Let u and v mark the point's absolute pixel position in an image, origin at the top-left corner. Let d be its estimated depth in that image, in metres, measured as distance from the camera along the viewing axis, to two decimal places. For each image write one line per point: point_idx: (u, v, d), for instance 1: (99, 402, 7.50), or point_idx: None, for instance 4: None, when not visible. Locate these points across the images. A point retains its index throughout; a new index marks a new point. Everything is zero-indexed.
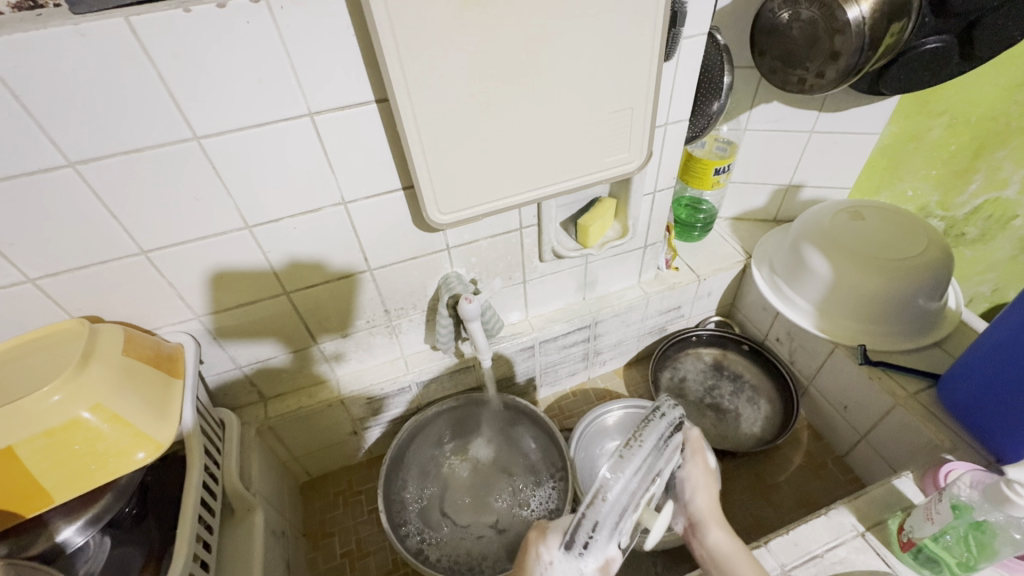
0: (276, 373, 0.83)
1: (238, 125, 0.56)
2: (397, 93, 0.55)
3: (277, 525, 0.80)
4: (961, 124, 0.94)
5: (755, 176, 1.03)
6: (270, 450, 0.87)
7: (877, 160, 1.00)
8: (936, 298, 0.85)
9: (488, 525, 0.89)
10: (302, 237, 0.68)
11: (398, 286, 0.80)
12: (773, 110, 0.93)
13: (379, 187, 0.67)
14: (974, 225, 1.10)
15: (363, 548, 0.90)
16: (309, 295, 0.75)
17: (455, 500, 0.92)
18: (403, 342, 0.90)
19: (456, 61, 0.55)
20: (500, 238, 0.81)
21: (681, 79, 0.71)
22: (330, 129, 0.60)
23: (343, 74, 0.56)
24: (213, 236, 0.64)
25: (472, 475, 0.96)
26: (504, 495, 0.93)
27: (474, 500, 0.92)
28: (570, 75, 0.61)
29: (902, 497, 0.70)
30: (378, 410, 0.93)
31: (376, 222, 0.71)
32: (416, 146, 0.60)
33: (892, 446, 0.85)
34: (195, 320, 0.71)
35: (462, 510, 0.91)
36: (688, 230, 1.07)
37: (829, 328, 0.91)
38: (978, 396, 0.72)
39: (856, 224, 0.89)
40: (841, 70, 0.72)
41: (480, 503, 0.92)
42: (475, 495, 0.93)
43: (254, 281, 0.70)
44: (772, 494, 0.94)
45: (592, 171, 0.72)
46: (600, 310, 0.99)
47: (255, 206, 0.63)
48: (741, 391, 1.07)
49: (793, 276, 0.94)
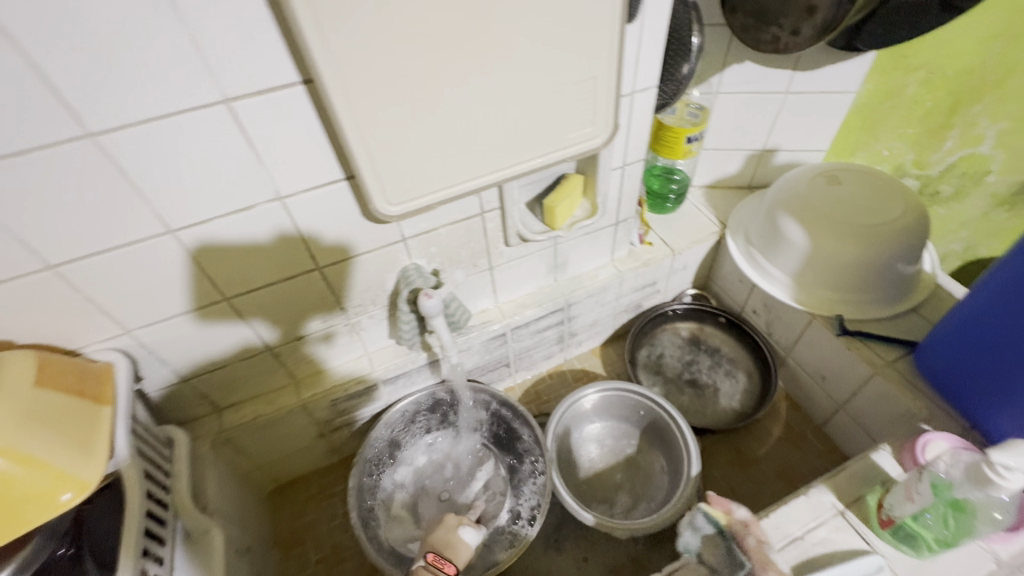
0: (227, 381, 0.77)
1: (139, 117, 0.48)
2: (323, 73, 0.48)
3: (241, 542, 0.76)
4: (937, 78, 0.89)
5: (728, 142, 1.00)
6: (230, 462, 0.82)
7: (851, 119, 0.96)
8: (912, 263, 0.83)
9: (424, 518, 0.88)
10: (233, 238, 0.61)
11: (355, 283, 0.75)
12: (745, 70, 0.89)
13: (318, 179, 0.60)
14: (947, 183, 1.05)
15: (339, 553, 0.88)
16: (255, 299, 0.69)
17: (401, 493, 0.90)
18: (366, 339, 0.84)
19: (388, 32, 0.47)
20: (461, 224, 0.75)
21: (646, 44, 0.65)
22: (252, 116, 0.52)
23: (258, 52, 0.48)
24: (132, 244, 0.56)
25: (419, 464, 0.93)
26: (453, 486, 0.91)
27: (419, 494, 0.90)
28: (520, 43, 0.54)
29: (880, 471, 0.69)
30: (346, 411, 0.89)
31: (319, 216, 0.64)
32: (352, 132, 0.53)
33: (870, 415, 0.84)
34: (126, 335, 0.64)
35: (403, 500, 0.89)
36: (661, 200, 1.04)
37: (804, 298, 0.88)
38: (958, 364, 0.70)
39: (833, 190, 0.85)
40: (816, 26, 0.65)
41: (422, 495, 0.90)
42: (418, 483, 0.91)
43: (189, 289, 0.64)
44: (751, 467, 0.94)
45: (554, 149, 0.66)
46: (572, 292, 0.95)
47: (177, 209, 0.56)
48: (718, 364, 1.05)
49: (768, 246, 0.91)
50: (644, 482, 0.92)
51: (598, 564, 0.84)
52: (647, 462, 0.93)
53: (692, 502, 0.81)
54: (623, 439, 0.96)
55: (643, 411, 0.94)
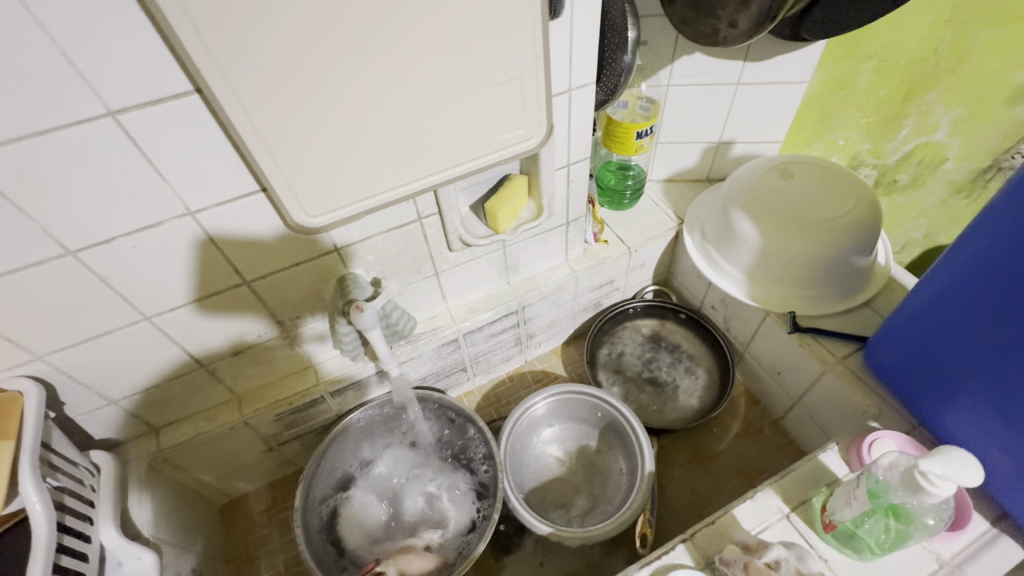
0: (161, 401, 0.74)
1: (11, 136, 0.44)
2: (212, 82, 0.45)
3: (181, 565, 0.74)
4: (890, 67, 0.87)
5: (683, 135, 0.97)
6: (171, 483, 0.79)
7: (805, 110, 0.94)
8: (863, 256, 0.82)
9: (392, 529, 0.86)
10: (144, 257, 0.58)
11: (288, 295, 0.72)
12: (695, 62, 0.86)
13: (231, 192, 0.57)
14: (904, 172, 1.04)
15: (292, 568, 0.86)
16: (178, 317, 0.66)
17: (369, 507, 0.87)
18: (310, 350, 0.81)
19: (282, 39, 0.45)
20: (398, 231, 0.72)
21: (579, 40, 0.62)
22: (144, 130, 0.48)
23: (140, 63, 0.44)
24: (28, 268, 0.53)
25: (382, 476, 0.90)
26: (412, 490, 0.90)
27: (388, 505, 0.88)
28: (432, 44, 0.51)
29: (827, 472, 0.68)
30: (293, 424, 0.86)
31: (238, 229, 0.61)
32: (256, 142, 0.51)
33: (823, 411, 0.84)
34: (39, 361, 0.61)
35: (371, 516, 0.86)
36: (618, 196, 1.02)
37: (759, 294, 0.87)
38: (902, 361, 0.70)
39: (786, 183, 0.84)
40: (753, 17, 0.60)
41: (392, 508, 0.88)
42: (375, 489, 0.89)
43: (100, 311, 0.60)
44: (709, 464, 0.93)
45: (484, 153, 0.64)
46: (526, 294, 0.92)
47: (74, 230, 0.52)
48: (678, 361, 1.04)
49: (721, 242, 0.89)
50: (603, 485, 0.90)
51: (554, 568, 0.83)
52: (606, 464, 0.92)
53: (645, 505, 0.80)
54: (583, 441, 0.95)
55: (603, 411, 0.92)
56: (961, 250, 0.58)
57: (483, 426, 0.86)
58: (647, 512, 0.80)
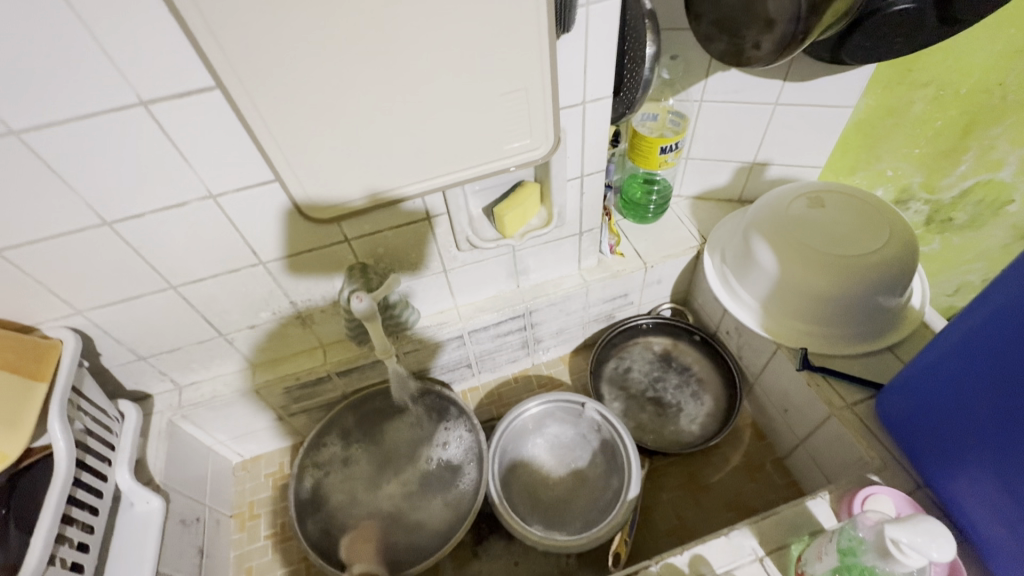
0: (184, 361, 0.81)
1: (57, 118, 0.50)
2: (227, 81, 0.49)
3: (186, 513, 0.81)
4: (949, 96, 0.80)
5: (715, 152, 0.94)
6: (188, 437, 0.87)
7: (849, 136, 0.89)
8: (891, 298, 0.76)
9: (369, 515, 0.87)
10: (170, 232, 0.63)
11: (300, 278, 0.76)
12: (731, 79, 0.83)
13: (248, 180, 0.61)
14: (961, 210, 0.96)
15: (286, 531, 0.92)
16: (201, 289, 0.72)
17: (353, 497, 0.89)
18: (320, 331, 0.86)
19: (290, 45, 0.48)
20: (406, 228, 0.75)
21: (593, 54, 0.62)
22: (171, 119, 0.53)
23: (167, 59, 0.49)
24: (71, 234, 0.60)
25: (365, 468, 0.91)
26: (392, 478, 0.91)
27: (370, 497, 0.89)
28: (436, 54, 0.53)
29: (812, 520, 0.66)
30: (300, 398, 0.91)
31: (254, 214, 0.65)
32: (267, 137, 0.55)
33: (827, 456, 0.80)
34: (79, 315, 0.69)
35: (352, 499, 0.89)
36: (641, 209, 1.00)
37: (772, 326, 0.83)
38: (911, 417, 0.66)
39: (813, 213, 0.79)
40: (777, 40, 0.58)
41: (376, 493, 0.90)
42: (356, 473, 0.91)
43: (132, 276, 0.67)
44: (701, 493, 0.91)
45: (489, 160, 0.65)
46: (534, 299, 0.93)
47: (110, 203, 0.58)
48: (686, 384, 1.01)
49: (739, 267, 0.86)
50: (587, 500, 0.89)
51: (528, 571, 0.85)
52: (594, 480, 0.91)
53: (625, 524, 0.80)
54: (571, 453, 0.95)
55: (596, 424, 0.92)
56: (985, 302, 0.53)
57: (475, 422, 0.90)
58: (625, 530, 0.81)
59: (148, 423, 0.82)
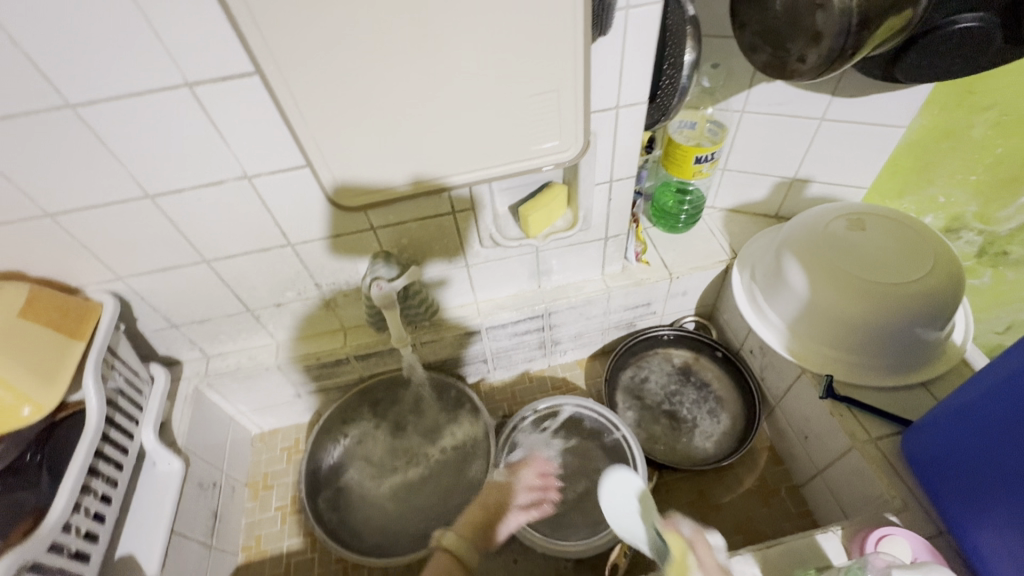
0: (213, 332, 0.85)
1: (109, 94, 0.53)
2: (266, 69, 0.51)
3: (203, 477, 0.85)
4: (1014, 122, 0.75)
5: (754, 165, 0.91)
6: (212, 405, 0.91)
7: (901, 158, 0.85)
8: (930, 331, 0.72)
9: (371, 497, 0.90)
10: (206, 209, 0.66)
11: (326, 262, 0.78)
12: (776, 91, 0.80)
13: (282, 164, 0.63)
14: (1019, 244, 0.90)
15: (296, 505, 0.95)
16: (232, 264, 0.75)
17: (358, 478, 0.92)
18: (343, 314, 0.89)
19: (328, 35, 0.49)
20: (432, 221, 0.76)
21: (630, 59, 0.61)
22: (213, 101, 0.56)
23: (212, 43, 0.51)
24: (117, 204, 0.63)
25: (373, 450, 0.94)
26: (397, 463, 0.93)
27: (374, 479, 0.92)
28: (469, 51, 0.53)
29: (820, 554, 0.64)
30: (319, 378, 0.94)
31: (286, 197, 0.67)
32: (301, 124, 0.56)
33: (846, 489, 0.76)
34: (119, 281, 0.73)
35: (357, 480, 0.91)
36: (672, 219, 0.98)
37: (799, 349, 0.80)
38: (937, 459, 0.62)
39: (852, 235, 0.76)
40: (823, 54, 0.56)
41: (380, 476, 0.92)
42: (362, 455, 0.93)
43: (170, 248, 0.70)
44: (709, 513, 0.89)
45: (516, 160, 0.65)
46: (554, 301, 0.93)
47: (153, 177, 0.61)
48: (704, 400, 0.99)
49: (769, 286, 0.83)
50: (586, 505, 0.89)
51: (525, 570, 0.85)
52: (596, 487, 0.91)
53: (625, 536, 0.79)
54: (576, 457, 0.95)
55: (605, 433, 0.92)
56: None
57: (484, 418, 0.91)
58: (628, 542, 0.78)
59: (176, 388, 0.86)
